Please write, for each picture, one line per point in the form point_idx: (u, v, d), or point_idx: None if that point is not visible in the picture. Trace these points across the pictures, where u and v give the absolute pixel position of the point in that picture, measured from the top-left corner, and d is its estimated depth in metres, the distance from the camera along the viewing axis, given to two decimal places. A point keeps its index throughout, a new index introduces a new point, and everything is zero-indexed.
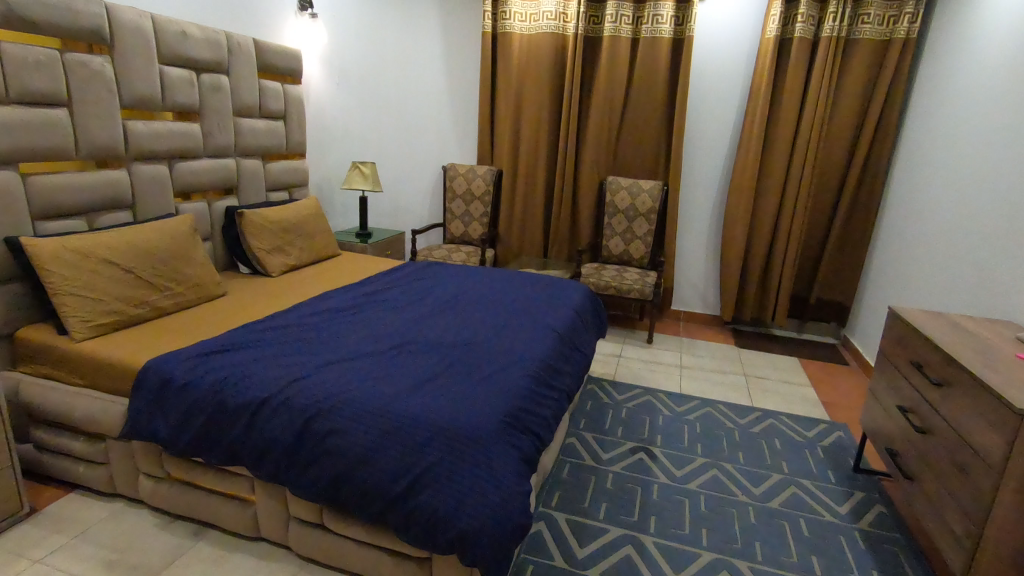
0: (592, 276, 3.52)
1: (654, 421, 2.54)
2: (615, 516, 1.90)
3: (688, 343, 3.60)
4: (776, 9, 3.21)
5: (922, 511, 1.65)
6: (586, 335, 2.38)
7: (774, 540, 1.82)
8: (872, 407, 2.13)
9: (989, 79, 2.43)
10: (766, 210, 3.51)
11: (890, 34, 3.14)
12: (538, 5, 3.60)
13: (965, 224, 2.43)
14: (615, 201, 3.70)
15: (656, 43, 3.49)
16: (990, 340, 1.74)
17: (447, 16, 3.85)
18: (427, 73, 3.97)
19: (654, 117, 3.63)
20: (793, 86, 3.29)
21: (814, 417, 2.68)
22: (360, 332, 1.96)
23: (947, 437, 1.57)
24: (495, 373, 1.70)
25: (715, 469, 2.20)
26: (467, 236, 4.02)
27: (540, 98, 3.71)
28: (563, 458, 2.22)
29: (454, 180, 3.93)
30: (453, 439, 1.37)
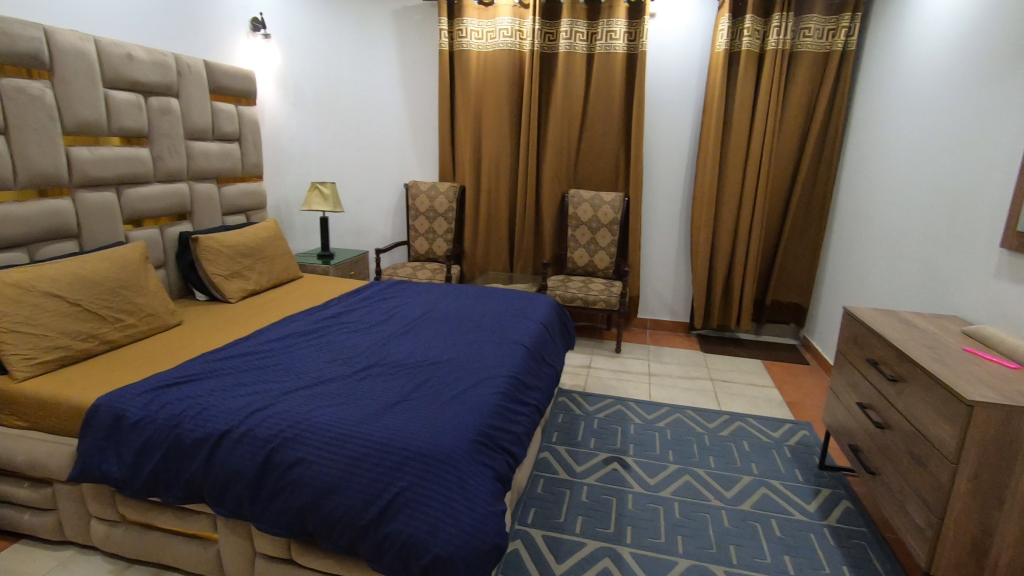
0: (558, 289, 3.55)
1: (625, 430, 2.55)
2: (592, 530, 1.88)
3: (655, 351, 3.65)
4: (723, 24, 3.34)
5: (885, 505, 1.70)
6: (554, 347, 2.38)
7: (747, 543, 1.84)
8: (834, 405, 2.19)
9: (925, 87, 2.57)
10: (724, 217, 3.61)
11: (830, 47, 3.30)
12: (494, 23, 3.65)
13: (910, 225, 2.55)
14: (577, 213, 3.75)
15: (611, 58, 3.57)
16: (939, 336, 1.81)
17: (402, 35, 3.86)
18: (385, 91, 3.96)
19: (613, 130, 3.70)
20: (742, 97, 3.41)
21: (780, 417, 2.74)
22: (325, 357, 1.91)
23: (904, 431, 1.62)
24: (465, 391, 1.68)
25: (687, 475, 2.22)
26: (432, 253, 3.99)
27: (500, 115, 3.75)
28: (538, 474, 2.20)
29: (416, 198, 3.90)
30: (425, 462, 1.34)
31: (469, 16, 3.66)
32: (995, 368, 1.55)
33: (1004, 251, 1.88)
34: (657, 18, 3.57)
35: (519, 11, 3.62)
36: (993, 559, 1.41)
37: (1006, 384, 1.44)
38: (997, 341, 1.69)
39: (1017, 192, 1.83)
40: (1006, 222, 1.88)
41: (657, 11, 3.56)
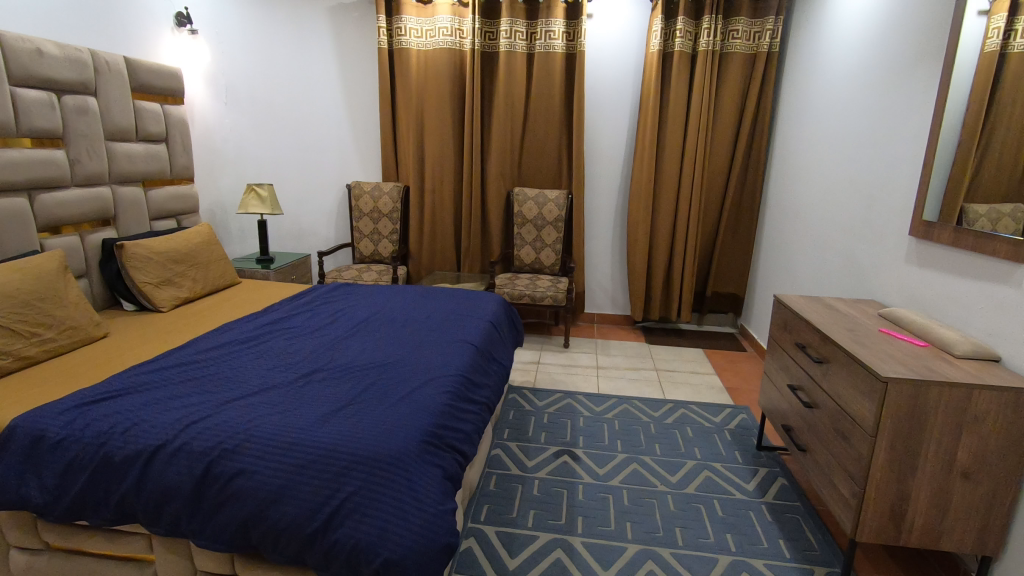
0: (506, 287, 3.56)
1: (575, 423, 2.61)
2: (544, 522, 1.91)
3: (603, 344, 3.73)
4: (656, 26, 3.44)
5: (815, 479, 1.81)
6: (502, 344, 2.40)
7: (692, 524, 1.92)
8: (768, 389, 2.31)
9: (840, 86, 2.74)
10: (663, 212, 3.73)
11: (756, 48, 3.46)
12: (433, 22, 3.63)
13: (832, 215, 2.72)
14: (523, 211, 3.78)
15: (550, 57, 3.62)
16: (858, 319, 1.95)
17: (339, 32, 3.77)
18: (324, 90, 3.86)
19: (555, 130, 3.76)
20: (677, 96, 3.54)
21: (720, 403, 2.87)
22: (266, 363, 1.86)
23: (830, 409, 1.73)
24: (413, 392, 1.67)
25: (635, 463, 2.28)
26: (377, 255, 3.92)
27: (442, 114, 3.73)
28: (490, 471, 2.21)
29: (360, 199, 3.83)
30: (371, 465, 1.33)
31: (408, 14, 3.62)
32: (906, 347, 1.68)
33: (912, 238, 2.04)
34: (594, 19, 3.65)
35: (458, 10, 3.61)
36: (909, 522, 1.53)
37: (915, 360, 1.56)
38: (907, 321, 1.83)
39: (922, 184, 1.98)
40: (914, 212, 2.03)
41: (595, 12, 3.64)
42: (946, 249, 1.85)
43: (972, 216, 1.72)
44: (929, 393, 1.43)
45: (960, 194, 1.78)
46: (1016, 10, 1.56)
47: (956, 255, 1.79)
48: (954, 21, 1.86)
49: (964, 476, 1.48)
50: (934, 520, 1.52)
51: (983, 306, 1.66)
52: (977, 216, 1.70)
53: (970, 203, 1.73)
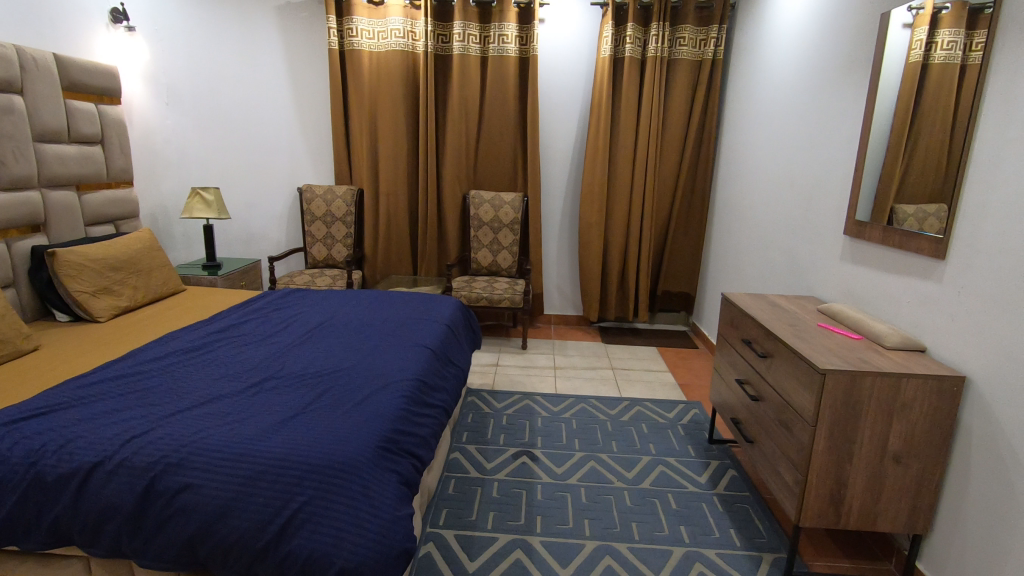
0: (463, 290, 3.56)
1: (533, 424, 2.62)
2: (503, 523, 1.92)
3: (560, 345, 3.77)
4: (607, 32, 3.51)
5: (762, 469, 1.89)
6: (459, 348, 2.40)
7: (648, 518, 1.96)
8: (718, 384, 2.39)
9: (779, 92, 2.87)
10: (616, 215, 3.80)
11: (702, 55, 3.59)
12: (385, 23, 3.59)
13: (774, 216, 2.84)
14: (479, 214, 3.78)
15: (504, 61, 3.64)
16: (799, 314, 2.04)
17: (288, 31, 3.68)
18: (272, 91, 3.77)
19: (510, 133, 3.78)
20: (628, 101, 3.62)
21: (673, 399, 2.95)
22: (212, 373, 1.79)
23: (774, 400, 1.81)
24: (369, 396, 1.66)
25: (592, 461, 2.32)
26: (331, 260, 3.84)
27: (395, 117, 3.70)
28: (448, 474, 2.20)
29: (312, 202, 3.75)
30: (325, 473, 1.30)
31: (359, 15, 3.57)
32: (842, 340, 1.77)
33: (846, 237, 2.15)
34: (546, 23, 3.69)
35: (411, 12, 3.60)
36: (847, 506, 1.61)
37: (850, 353, 1.65)
38: (843, 316, 1.93)
39: (855, 186, 2.10)
40: (848, 212, 2.15)
41: (546, 17, 3.69)
42: (876, 247, 1.96)
43: (901, 216, 1.82)
44: (863, 383, 1.51)
45: (890, 196, 1.89)
46: (937, 23, 1.68)
47: (886, 252, 1.90)
48: (880, 33, 1.99)
49: (896, 461, 1.57)
50: (870, 503, 1.61)
51: (910, 301, 1.77)
52: (905, 215, 1.81)
53: (899, 204, 1.83)
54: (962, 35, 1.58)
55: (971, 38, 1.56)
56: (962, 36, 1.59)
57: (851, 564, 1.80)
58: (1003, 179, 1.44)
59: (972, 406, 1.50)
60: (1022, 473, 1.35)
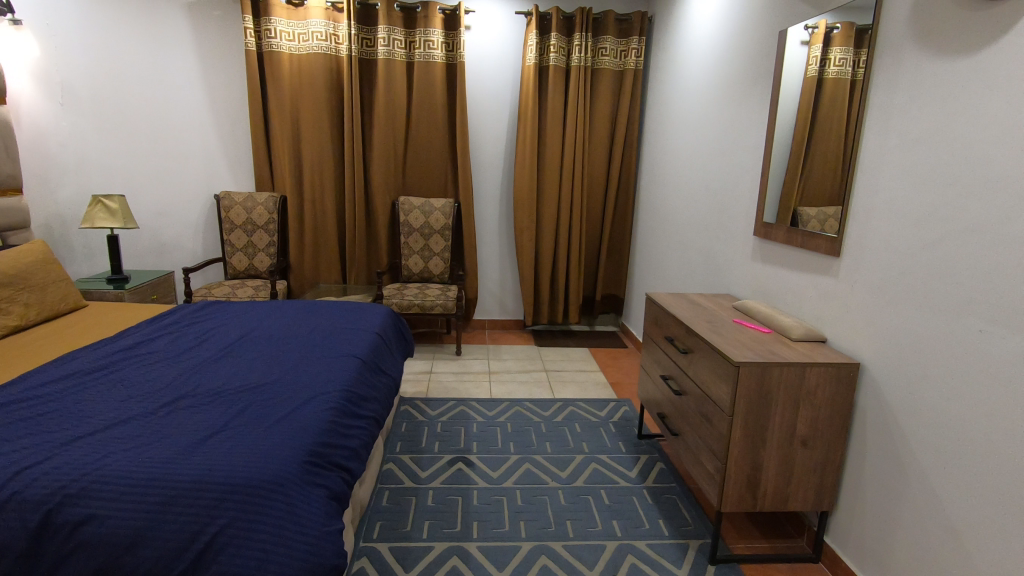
0: (395, 297, 3.49)
1: (468, 429, 2.62)
2: (439, 532, 1.90)
3: (494, 349, 3.79)
4: (532, 40, 3.58)
5: (686, 460, 1.98)
6: (390, 356, 2.36)
7: (581, 515, 2.01)
8: (645, 381, 2.49)
9: (694, 102, 3.02)
10: (546, 220, 3.87)
11: (623, 66, 3.73)
12: (305, 25, 3.48)
13: (692, 218, 2.99)
14: (408, 220, 3.74)
15: (431, 66, 3.63)
16: (716, 312, 2.16)
17: (199, 30, 3.50)
18: (183, 93, 3.56)
19: (439, 140, 3.77)
20: (554, 108, 3.70)
21: (605, 398, 3.03)
22: (119, 395, 1.66)
23: (695, 394, 1.91)
24: (294, 410, 1.59)
25: (527, 463, 2.35)
26: (253, 269, 3.67)
27: (319, 122, 3.59)
28: (382, 486, 2.16)
29: (230, 210, 3.56)
30: (246, 492, 1.24)
31: (277, 16, 3.45)
32: (753, 334, 1.89)
33: (756, 238, 2.30)
34: (472, 30, 3.72)
35: (332, 15, 3.51)
36: (762, 490, 1.72)
37: (760, 346, 1.76)
38: (755, 312, 2.06)
39: (762, 191, 2.25)
40: (756, 215, 2.30)
41: (472, 24, 3.71)
42: (782, 247, 2.11)
43: (804, 219, 1.96)
44: (773, 373, 1.62)
45: (793, 199, 2.04)
46: (830, 42, 1.84)
47: (790, 251, 2.05)
48: (780, 49, 2.15)
49: (803, 444, 1.70)
50: (783, 485, 1.72)
51: (812, 296, 1.92)
52: (806, 218, 1.95)
53: (802, 206, 1.98)
54: (851, 53, 1.73)
55: (857, 55, 1.71)
56: (850, 54, 1.74)
57: (768, 544, 1.92)
58: (886, 183, 1.59)
59: (866, 390, 1.65)
60: (908, 449, 1.49)
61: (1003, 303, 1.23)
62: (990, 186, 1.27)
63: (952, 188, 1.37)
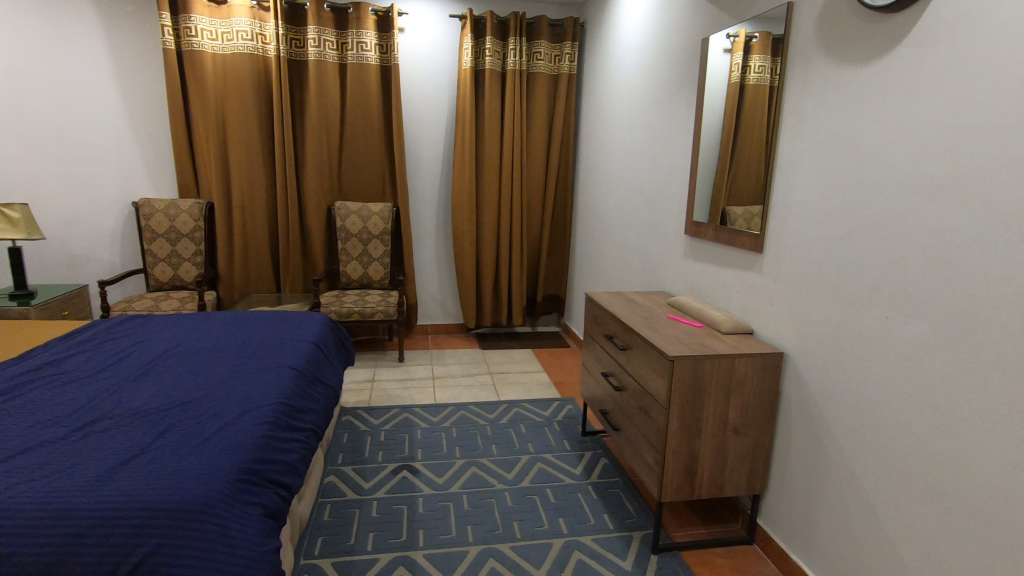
0: (333, 305, 3.40)
1: (412, 436, 2.58)
2: (384, 542, 1.86)
3: (437, 354, 3.75)
4: (467, 44, 3.59)
5: (627, 453, 2.04)
6: (328, 366, 2.29)
7: (528, 515, 2.02)
8: (587, 379, 2.54)
9: (626, 106, 3.11)
10: (485, 223, 3.88)
11: (558, 70, 3.80)
12: (229, 24, 3.33)
13: (627, 218, 3.08)
14: (345, 225, 3.64)
15: (364, 68, 3.56)
16: (651, 308, 2.24)
17: (111, 26, 3.28)
18: (95, 94, 3.33)
19: (375, 144, 3.70)
20: (491, 112, 3.72)
21: (549, 397, 3.07)
22: (26, 420, 1.53)
23: (634, 389, 1.96)
24: (226, 425, 1.52)
25: (473, 466, 2.34)
26: (178, 281, 3.46)
27: (247, 125, 3.44)
28: (323, 500, 2.09)
29: (150, 218, 3.35)
30: (172, 515, 1.17)
31: (198, 14, 3.28)
32: (686, 329, 1.96)
33: (687, 237, 2.40)
34: (406, 32, 3.68)
35: (258, 14, 3.38)
36: (699, 478, 1.79)
37: (693, 340, 1.84)
38: (688, 308, 2.14)
39: (691, 191, 2.34)
40: (687, 214, 2.39)
41: (406, 26, 3.67)
42: (711, 245, 2.21)
43: (730, 218, 2.06)
44: (705, 365, 1.69)
45: (720, 200, 2.13)
46: (749, 50, 1.94)
47: (718, 249, 2.15)
48: (703, 56, 2.25)
49: (735, 432, 1.78)
50: (717, 472, 1.80)
51: (739, 291, 2.02)
52: (732, 217, 2.05)
53: (729, 206, 2.07)
54: (769, 61, 1.84)
55: (773, 64, 1.82)
56: (768, 62, 1.85)
57: (706, 530, 2.00)
58: (802, 182, 1.69)
59: (790, 377, 1.75)
60: (828, 431, 1.60)
61: (907, 292, 1.33)
62: (892, 184, 1.37)
63: (858, 187, 1.48)
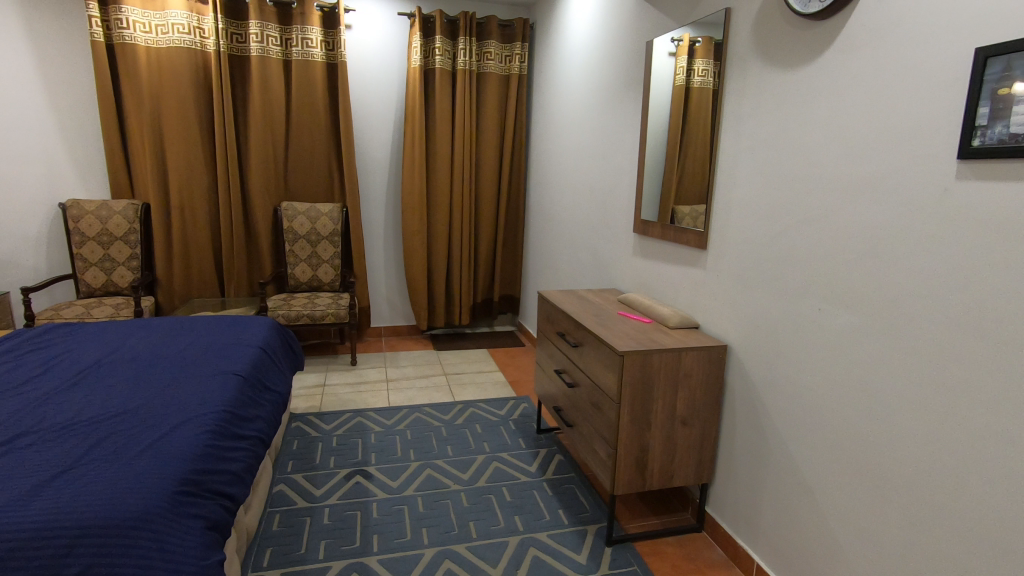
0: (280, 308, 3.29)
1: (366, 440, 2.53)
2: (337, 550, 1.82)
3: (391, 356, 3.70)
4: (416, 42, 3.56)
5: (581, 448, 2.07)
6: (275, 371, 2.22)
7: (484, 515, 2.02)
8: (541, 377, 2.56)
9: (575, 106, 3.15)
10: (438, 224, 3.85)
11: (508, 70, 3.81)
12: (164, 16, 3.18)
13: (578, 217, 3.12)
14: (293, 226, 3.53)
15: (310, 65, 3.47)
16: (603, 305, 2.28)
17: (31, 15, 3.07)
18: (16, 88, 3.11)
19: (323, 143, 3.62)
20: (442, 111, 3.69)
21: (504, 397, 3.07)
22: None
23: (586, 384, 2.00)
24: (164, 435, 1.45)
25: (428, 468, 2.31)
26: (111, 286, 3.27)
27: (186, 122, 3.30)
28: (272, 510, 2.02)
29: (79, 220, 3.16)
30: (103, 533, 1.11)
31: (129, 4, 3.12)
32: (636, 325, 2.01)
33: (636, 235, 2.45)
34: (353, 29, 3.61)
35: (195, 6, 3.24)
36: (650, 469, 1.84)
37: (642, 335, 1.88)
38: (637, 304, 2.19)
39: (639, 191, 2.40)
40: (635, 213, 2.45)
41: (352, 23, 3.60)
42: (659, 243, 2.27)
43: (676, 217, 2.12)
44: (653, 360, 1.74)
45: (667, 200, 2.19)
46: (693, 54, 2.00)
47: (665, 246, 2.21)
48: (648, 58, 2.31)
49: (683, 424, 1.83)
50: (667, 463, 1.85)
51: (685, 287, 2.08)
52: (677, 216, 2.11)
53: (677, 205, 2.11)
54: (710, 65, 1.90)
55: (714, 68, 1.88)
56: (710, 66, 1.91)
57: (658, 519, 2.05)
58: (741, 182, 1.76)
59: (733, 369, 1.81)
60: (769, 419, 1.67)
61: (839, 285, 1.40)
62: (823, 183, 1.45)
63: (793, 186, 1.55)
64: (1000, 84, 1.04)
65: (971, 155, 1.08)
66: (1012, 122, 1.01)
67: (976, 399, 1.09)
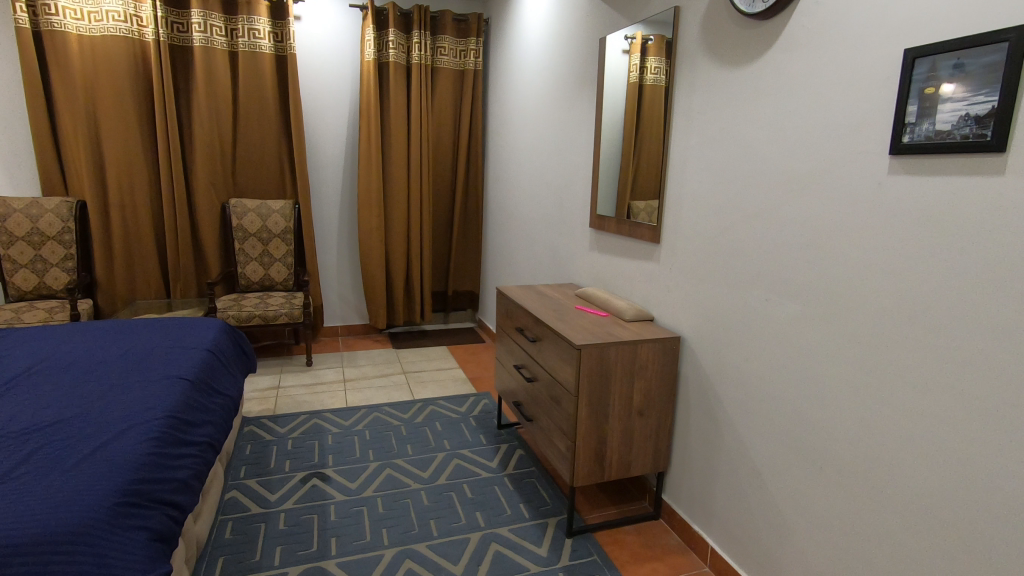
0: (231, 309, 3.18)
1: (322, 442, 2.48)
2: (293, 555, 1.78)
3: (349, 356, 3.63)
4: (369, 35, 3.48)
5: (541, 442, 2.08)
6: (225, 374, 2.14)
7: (445, 512, 2.01)
8: (500, 372, 2.56)
9: (531, 102, 3.16)
10: (394, 220, 3.79)
11: (463, 66, 3.78)
12: (96, 3, 3.01)
13: (535, 213, 3.13)
14: (242, 224, 3.41)
15: (257, 57, 3.35)
16: (561, 300, 2.29)
17: None
18: None
19: (272, 137, 3.50)
20: (397, 105, 3.63)
21: (464, 393, 3.06)
22: None
23: (545, 378, 2.01)
24: (104, 444, 1.38)
25: (387, 468, 2.28)
26: (44, 289, 3.07)
27: (124, 116, 3.14)
28: (224, 517, 1.95)
29: (7, 219, 2.96)
30: (35, 550, 1.04)
31: None
32: (593, 318, 2.03)
33: (592, 230, 2.48)
34: (302, 21, 3.50)
35: None
36: (608, 460, 1.87)
37: (600, 328, 1.91)
38: (595, 298, 2.22)
39: (595, 187, 2.42)
40: (592, 209, 2.47)
41: (302, 14, 3.50)
42: (615, 238, 2.30)
43: (631, 212, 2.15)
44: (610, 352, 1.76)
45: (622, 196, 2.22)
46: (645, 51, 2.03)
47: (621, 241, 2.24)
48: (601, 55, 2.33)
49: (640, 414, 1.87)
50: (624, 454, 1.88)
51: (640, 280, 2.12)
52: (632, 211, 2.15)
53: (632, 200, 2.15)
54: (662, 63, 1.93)
55: (665, 65, 1.92)
56: (661, 64, 1.95)
57: (616, 509, 2.09)
58: (692, 178, 1.80)
59: (687, 360, 1.86)
60: (721, 407, 1.72)
61: (786, 277, 1.46)
62: (769, 179, 1.50)
63: (741, 181, 1.60)
64: (926, 84, 1.10)
65: (901, 151, 1.14)
66: (939, 119, 1.07)
67: (910, 381, 1.16)
